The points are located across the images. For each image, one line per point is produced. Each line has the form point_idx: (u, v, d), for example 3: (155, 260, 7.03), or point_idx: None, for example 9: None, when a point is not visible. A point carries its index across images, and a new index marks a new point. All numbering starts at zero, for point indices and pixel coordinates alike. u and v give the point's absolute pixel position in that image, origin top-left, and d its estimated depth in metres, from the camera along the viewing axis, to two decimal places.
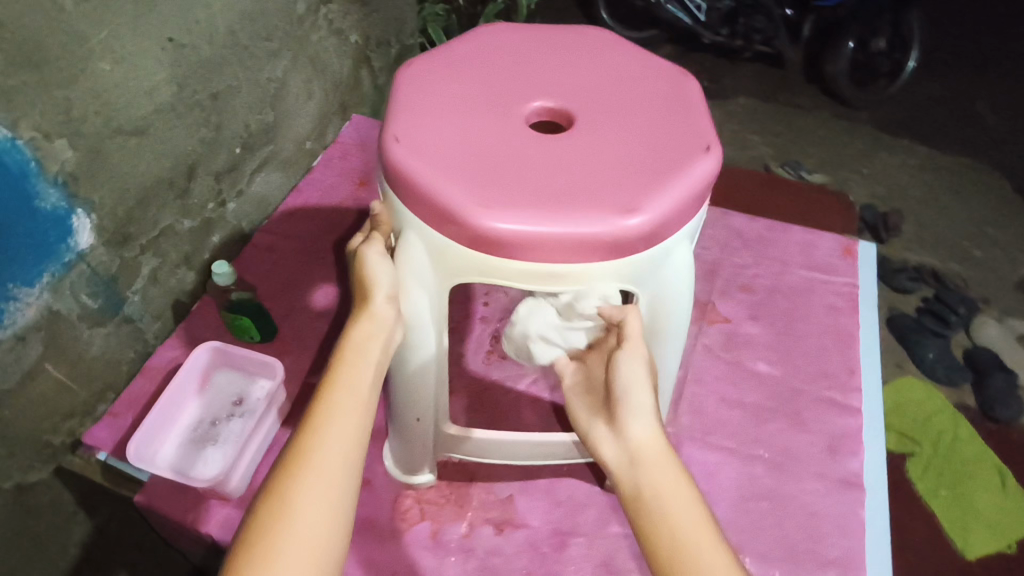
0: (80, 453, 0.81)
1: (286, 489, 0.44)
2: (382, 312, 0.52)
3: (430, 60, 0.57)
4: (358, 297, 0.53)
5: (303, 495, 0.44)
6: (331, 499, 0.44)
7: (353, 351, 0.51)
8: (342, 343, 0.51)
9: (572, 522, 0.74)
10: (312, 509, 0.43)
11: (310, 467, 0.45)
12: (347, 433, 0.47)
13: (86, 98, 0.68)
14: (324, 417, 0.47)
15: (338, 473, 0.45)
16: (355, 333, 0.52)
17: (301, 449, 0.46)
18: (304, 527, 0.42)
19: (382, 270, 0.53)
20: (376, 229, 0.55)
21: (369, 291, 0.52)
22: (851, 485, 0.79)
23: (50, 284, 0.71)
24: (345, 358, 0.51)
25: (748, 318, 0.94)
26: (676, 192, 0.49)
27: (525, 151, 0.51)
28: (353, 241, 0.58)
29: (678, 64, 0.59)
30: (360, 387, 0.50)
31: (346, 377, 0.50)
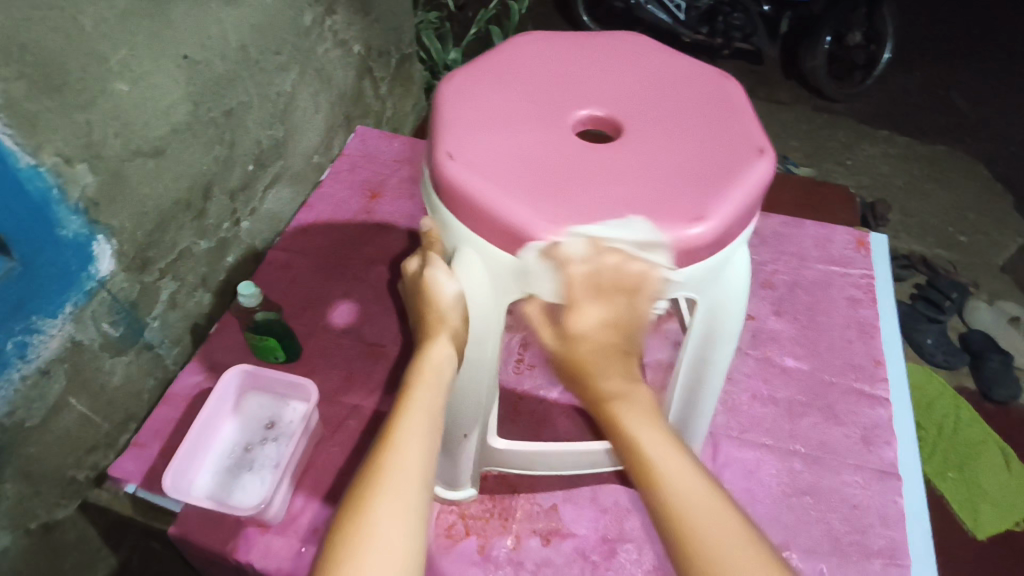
0: (107, 487, 0.78)
1: (363, 511, 0.41)
2: (456, 333, 0.53)
3: (470, 73, 0.56)
4: (427, 320, 0.53)
5: (380, 516, 0.41)
6: (409, 523, 0.42)
7: (430, 373, 0.50)
8: (416, 364, 0.51)
9: (619, 528, 0.74)
10: (393, 534, 0.41)
11: (387, 487, 0.43)
12: (423, 452, 0.46)
13: (106, 120, 0.66)
14: (399, 437, 0.46)
15: (414, 495, 0.43)
16: (431, 356, 0.51)
17: (377, 469, 0.44)
18: (384, 552, 0.40)
19: (451, 292, 0.52)
20: (432, 250, 0.55)
21: (442, 314, 0.53)
22: (888, 475, 0.80)
23: (73, 314, 0.69)
24: (422, 379, 0.50)
25: (772, 314, 0.95)
26: (738, 197, 0.49)
27: (582, 161, 0.50)
28: (406, 263, 0.57)
29: (718, 67, 0.59)
30: (434, 406, 0.49)
31: (424, 397, 0.49)
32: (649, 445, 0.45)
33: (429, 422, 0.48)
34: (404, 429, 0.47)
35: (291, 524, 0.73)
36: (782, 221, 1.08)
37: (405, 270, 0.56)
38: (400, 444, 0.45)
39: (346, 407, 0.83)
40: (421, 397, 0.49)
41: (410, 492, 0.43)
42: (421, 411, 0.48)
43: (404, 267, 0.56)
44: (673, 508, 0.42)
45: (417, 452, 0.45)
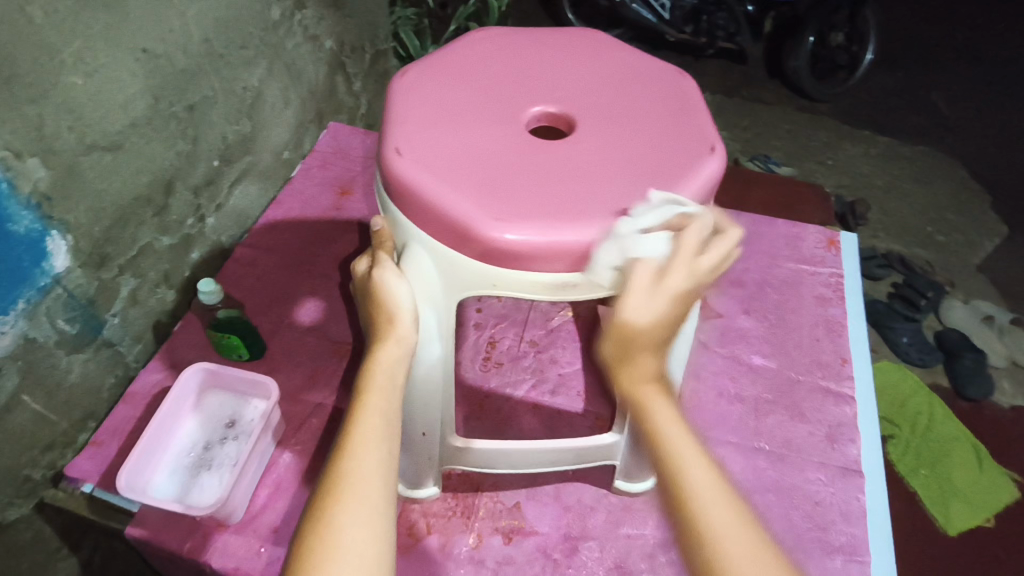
0: (63, 487, 0.77)
1: (326, 520, 0.41)
2: (407, 333, 0.50)
3: (425, 69, 0.56)
4: (376, 322, 0.51)
5: (344, 524, 0.41)
6: (374, 525, 0.41)
7: (382, 375, 0.48)
8: (366, 367, 0.49)
9: (581, 526, 0.74)
10: (358, 539, 0.40)
11: (348, 495, 0.42)
12: (381, 456, 0.44)
13: (59, 114, 0.65)
14: (355, 442, 0.45)
15: (378, 498, 0.42)
16: (382, 357, 0.49)
17: (335, 477, 0.43)
18: (351, 559, 0.39)
19: (401, 289, 0.50)
20: (382, 250, 0.53)
21: (391, 314, 0.50)
22: (851, 472, 0.80)
23: (26, 311, 0.68)
24: (374, 382, 0.48)
25: (741, 312, 0.95)
26: (687, 194, 0.49)
27: (532, 158, 0.50)
28: (356, 265, 0.55)
29: (675, 64, 0.59)
30: (390, 408, 0.47)
31: (377, 400, 0.47)
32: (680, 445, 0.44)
33: (385, 425, 0.46)
34: (360, 434, 0.45)
35: (250, 523, 0.72)
36: (754, 219, 1.08)
37: (354, 273, 0.54)
38: (357, 449, 0.44)
39: (310, 405, 0.83)
40: (374, 400, 0.47)
41: (372, 497, 0.42)
42: (376, 414, 0.46)
43: (355, 270, 0.55)
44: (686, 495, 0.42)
45: (376, 456, 0.44)
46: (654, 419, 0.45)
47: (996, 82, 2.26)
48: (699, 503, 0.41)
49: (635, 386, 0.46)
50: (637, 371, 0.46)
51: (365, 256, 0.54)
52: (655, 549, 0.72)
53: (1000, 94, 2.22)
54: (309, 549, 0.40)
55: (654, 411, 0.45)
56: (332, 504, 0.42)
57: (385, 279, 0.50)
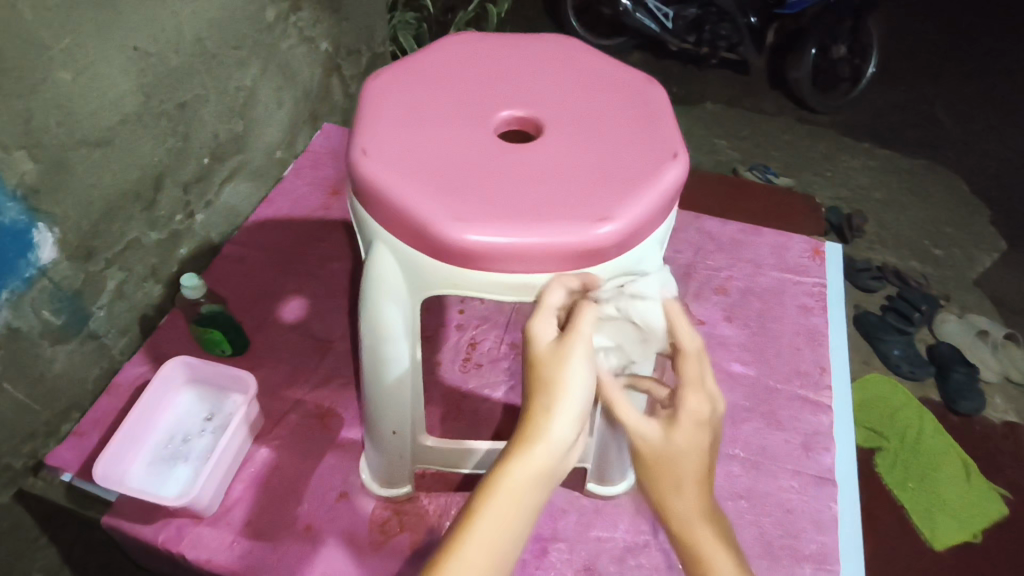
0: (43, 475, 0.78)
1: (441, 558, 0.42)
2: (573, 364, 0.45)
3: (397, 72, 0.57)
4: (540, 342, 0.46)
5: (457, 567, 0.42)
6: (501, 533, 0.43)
7: (543, 412, 0.45)
8: (538, 394, 0.45)
9: (553, 528, 0.74)
10: (486, 539, 0.42)
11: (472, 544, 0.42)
12: (517, 511, 0.43)
13: (47, 109, 0.66)
14: (498, 486, 0.43)
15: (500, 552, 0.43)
16: (545, 388, 0.45)
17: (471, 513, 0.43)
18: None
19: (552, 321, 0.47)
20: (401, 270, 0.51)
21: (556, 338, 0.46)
22: (825, 481, 0.80)
23: (10, 301, 0.69)
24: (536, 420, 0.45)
25: (723, 320, 0.96)
26: (648, 199, 0.49)
27: (497, 161, 0.51)
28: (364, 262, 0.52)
29: (644, 71, 0.60)
30: (551, 456, 0.44)
31: (535, 445, 0.44)
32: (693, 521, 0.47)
33: (541, 477, 0.44)
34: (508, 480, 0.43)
35: (224, 516, 0.73)
36: (741, 228, 1.09)
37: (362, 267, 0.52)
38: (495, 496, 0.43)
39: (289, 401, 0.83)
40: (535, 439, 0.44)
41: (495, 552, 0.42)
42: (533, 461, 0.44)
43: (531, 325, 0.47)
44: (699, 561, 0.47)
45: (513, 509, 0.43)
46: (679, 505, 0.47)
47: (998, 97, 2.26)
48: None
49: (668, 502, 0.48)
50: (684, 504, 0.47)
51: (559, 285, 0.48)
52: (624, 553, 0.73)
53: (999, 110, 2.22)
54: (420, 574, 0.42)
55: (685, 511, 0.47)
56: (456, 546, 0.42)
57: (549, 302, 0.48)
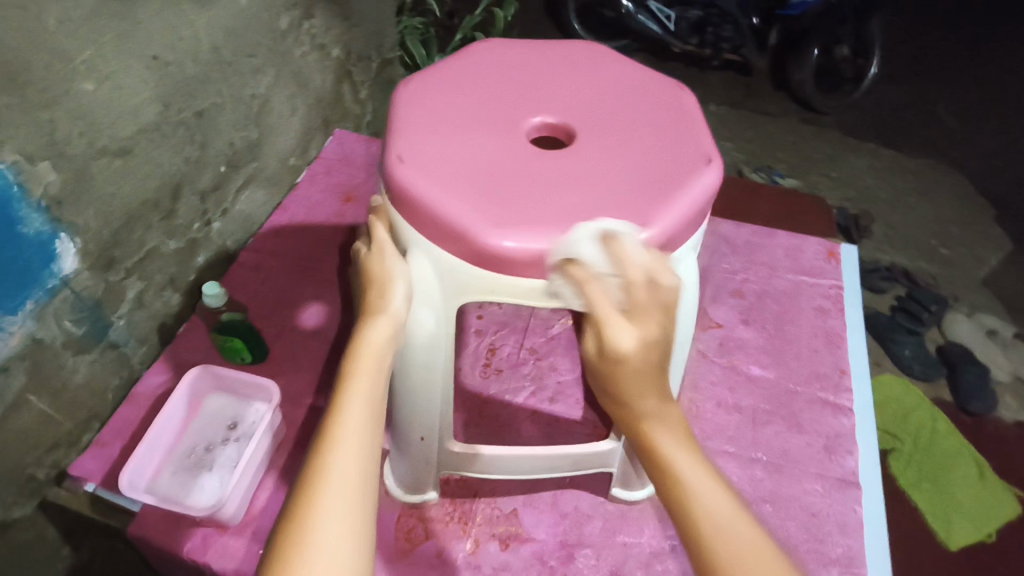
0: (66, 486, 0.78)
1: (301, 518, 0.40)
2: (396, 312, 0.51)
3: (428, 79, 0.57)
4: (368, 302, 0.51)
5: (323, 521, 0.40)
6: (348, 501, 0.41)
7: (367, 360, 0.49)
8: (355, 350, 0.49)
9: (578, 534, 0.74)
10: (334, 512, 0.41)
11: (328, 493, 0.41)
12: (361, 451, 0.44)
13: (70, 119, 0.66)
14: (337, 435, 0.44)
15: (357, 492, 0.42)
16: (369, 339, 0.50)
17: (315, 473, 0.42)
18: (327, 565, 0.39)
19: (398, 272, 0.52)
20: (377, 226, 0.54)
21: (381, 290, 0.52)
22: (848, 483, 0.80)
23: (34, 312, 0.69)
24: (360, 369, 0.48)
25: (740, 323, 0.95)
26: (685, 204, 0.49)
27: (532, 167, 0.51)
28: (354, 246, 0.56)
29: (674, 78, 0.60)
30: (375, 398, 0.47)
31: (361, 389, 0.47)
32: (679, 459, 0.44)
33: (370, 415, 0.46)
34: (342, 427, 0.45)
35: (249, 525, 0.73)
36: (755, 230, 1.09)
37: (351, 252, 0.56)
38: (339, 445, 0.44)
39: (311, 409, 0.83)
40: (360, 387, 0.47)
41: (353, 493, 0.42)
42: (360, 404, 0.46)
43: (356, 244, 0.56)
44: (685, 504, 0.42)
45: (359, 452, 0.44)
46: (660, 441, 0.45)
47: (1001, 96, 2.27)
48: (722, 551, 0.40)
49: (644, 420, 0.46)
50: (654, 420, 0.45)
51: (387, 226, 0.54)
52: (651, 558, 0.72)
53: (1002, 109, 2.22)
54: (286, 550, 0.39)
55: (654, 424, 0.45)
56: (309, 503, 0.41)
57: (383, 255, 0.53)
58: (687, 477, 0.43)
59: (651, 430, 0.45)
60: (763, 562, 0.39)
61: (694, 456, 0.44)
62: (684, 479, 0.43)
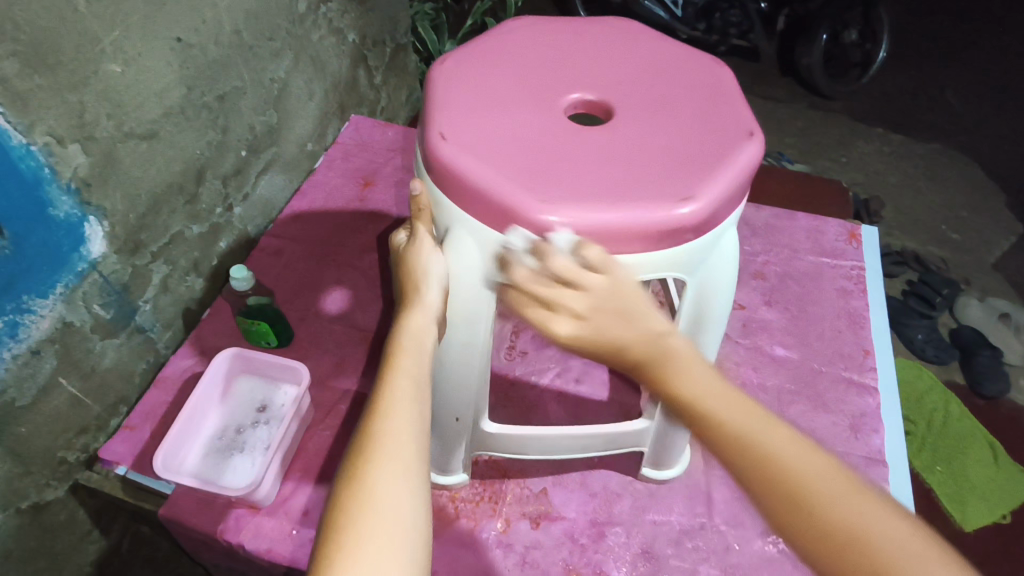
0: (97, 469, 0.79)
1: (360, 478, 0.41)
2: (435, 302, 0.51)
3: (465, 56, 0.56)
4: (406, 293, 0.52)
5: (381, 479, 0.41)
6: (402, 475, 0.41)
7: (409, 341, 0.49)
8: (396, 336, 0.49)
9: (608, 512, 0.74)
10: (388, 488, 0.40)
11: (383, 455, 0.42)
12: (412, 417, 0.44)
13: (99, 100, 0.66)
14: (388, 403, 0.44)
15: (412, 455, 0.42)
16: (409, 323, 0.50)
17: (368, 437, 0.43)
18: (386, 522, 0.39)
19: (435, 263, 0.52)
20: (419, 221, 0.54)
21: (419, 282, 0.52)
22: (875, 461, 0.80)
23: (64, 296, 0.69)
24: (404, 348, 0.49)
25: (763, 304, 0.95)
26: (728, 178, 0.49)
27: (573, 143, 0.50)
28: (394, 238, 0.57)
29: (709, 53, 0.59)
30: (419, 375, 0.47)
31: (406, 364, 0.47)
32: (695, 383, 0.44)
33: (415, 388, 0.46)
34: (391, 396, 0.45)
35: (280, 506, 0.73)
36: (774, 212, 1.08)
37: (391, 244, 0.56)
38: (391, 411, 0.44)
39: (337, 391, 0.84)
40: (405, 364, 0.47)
41: (407, 458, 0.42)
42: (407, 378, 0.46)
43: (392, 237, 0.57)
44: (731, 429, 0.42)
45: (409, 419, 0.44)
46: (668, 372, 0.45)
47: (1012, 79, 2.25)
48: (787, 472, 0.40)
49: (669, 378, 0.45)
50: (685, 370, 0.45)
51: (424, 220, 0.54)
52: (681, 535, 0.73)
53: (1013, 92, 2.21)
54: (346, 509, 0.39)
55: (687, 369, 0.45)
56: (366, 464, 0.41)
57: (421, 249, 0.53)
58: (723, 411, 0.43)
59: (685, 377, 0.45)
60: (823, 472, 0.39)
61: (722, 384, 0.44)
62: (722, 413, 0.43)
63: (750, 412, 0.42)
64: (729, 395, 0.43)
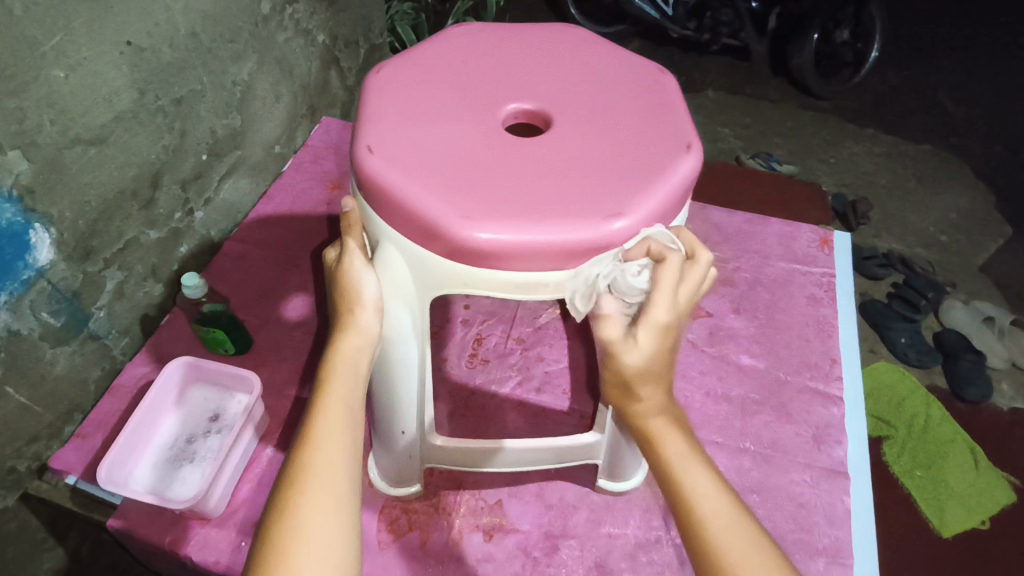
0: (47, 478, 0.77)
1: (287, 508, 0.42)
2: (368, 323, 0.51)
3: (401, 64, 0.55)
4: (338, 311, 0.51)
5: (311, 510, 0.42)
6: (331, 504, 0.43)
7: (344, 365, 0.49)
8: (328, 359, 0.50)
9: (562, 525, 0.73)
10: (317, 517, 0.42)
11: (313, 485, 0.43)
12: (346, 444, 0.46)
13: (41, 107, 0.65)
14: (319, 433, 0.46)
15: (341, 481, 0.44)
16: (342, 346, 0.50)
17: (299, 469, 0.44)
18: (316, 553, 0.41)
19: (368, 281, 0.51)
20: (349, 236, 0.52)
21: (352, 302, 0.50)
22: (837, 473, 0.80)
23: (9, 304, 0.68)
24: (336, 374, 0.49)
25: (730, 312, 0.94)
26: (662, 192, 0.48)
27: (505, 156, 0.49)
28: (325, 253, 0.55)
29: (654, 60, 0.58)
30: (351, 401, 0.48)
31: (339, 392, 0.48)
32: (682, 465, 0.46)
33: (347, 416, 0.48)
34: (323, 427, 0.46)
35: (230, 517, 0.73)
36: (747, 218, 1.07)
37: (323, 260, 0.55)
38: (321, 440, 0.46)
39: (294, 400, 0.83)
40: (338, 389, 0.48)
41: (336, 484, 0.44)
42: (338, 405, 0.48)
43: (325, 252, 0.55)
44: (690, 510, 0.44)
45: (339, 449, 0.46)
46: (660, 433, 0.48)
47: (1003, 80, 2.24)
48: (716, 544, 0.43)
49: (646, 420, 0.48)
50: (649, 405, 0.48)
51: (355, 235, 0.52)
52: (636, 549, 0.72)
53: (1003, 94, 2.19)
54: (277, 544, 0.41)
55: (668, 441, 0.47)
56: (296, 495, 0.43)
57: (352, 266, 0.51)
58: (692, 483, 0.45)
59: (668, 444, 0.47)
60: (737, 537, 0.43)
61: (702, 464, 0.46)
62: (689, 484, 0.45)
63: (731, 514, 0.44)
64: (702, 475, 0.45)
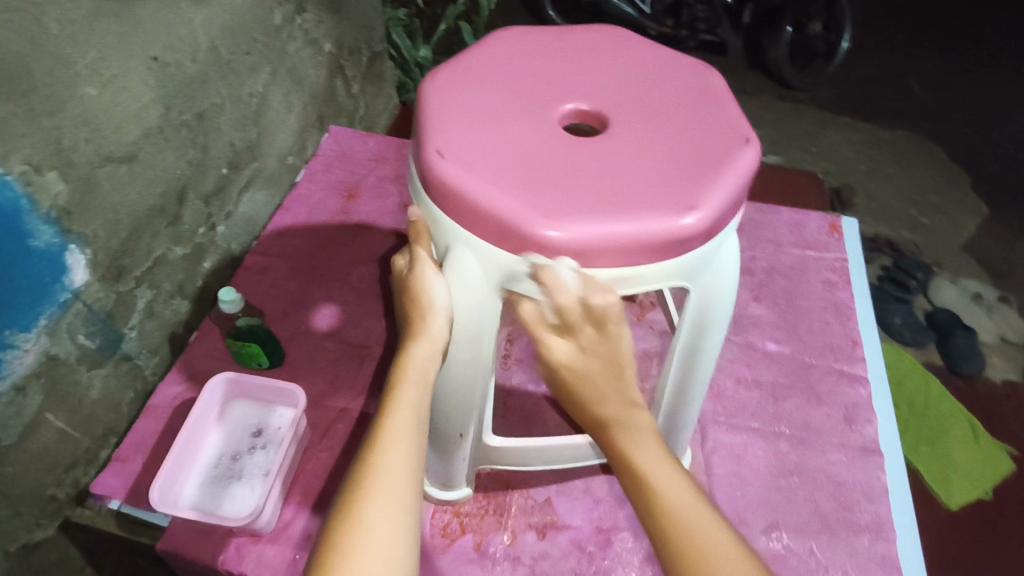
0: (89, 504, 0.76)
1: (355, 509, 0.43)
2: (441, 329, 0.52)
3: (456, 69, 0.56)
4: (411, 317, 0.52)
5: (376, 511, 0.43)
6: (395, 509, 0.44)
7: (415, 371, 0.51)
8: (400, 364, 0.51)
9: (612, 518, 0.74)
10: (381, 520, 0.43)
11: (380, 487, 0.44)
12: (411, 450, 0.47)
13: (76, 126, 0.64)
14: (388, 438, 0.47)
15: (405, 489, 0.45)
16: (416, 353, 0.51)
17: (368, 471, 0.45)
18: (376, 552, 0.42)
19: (438, 288, 0.52)
20: (418, 245, 0.53)
21: (425, 310, 0.52)
22: (870, 451, 0.82)
23: (47, 328, 0.67)
24: (407, 378, 0.50)
25: (752, 300, 0.97)
26: (727, 185, 0.50)
27: (572, 156, 0.50)
28: (394, 261, 0.56)
29: (697, 57, 0.60)
30: (419, 406, 0.50)
31: (408, 396, 0.50)
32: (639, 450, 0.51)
33: (415, 423, 0.49)
34: (391, 428, 0.48)
35: (283, 532, 0.72)
36: (757, 208, 1.10)
37: (393, 267, 0.56)
38: (390, 445, 0.47)
39: (334, 410, 0.82)
40: (407, 395, 0.50)
41: (401, 490, 0.45)
42: (408, 411, 0.49)
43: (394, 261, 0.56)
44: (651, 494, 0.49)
45: (406, 452, 0.47)
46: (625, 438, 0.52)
47: (972, 65, 2.31)
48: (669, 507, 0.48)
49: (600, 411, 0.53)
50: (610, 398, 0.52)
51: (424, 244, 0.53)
52: None
53: (973, 77, 2.27)
54: (341, 542, 0.42)
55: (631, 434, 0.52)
56: (363, 493, 0.44)
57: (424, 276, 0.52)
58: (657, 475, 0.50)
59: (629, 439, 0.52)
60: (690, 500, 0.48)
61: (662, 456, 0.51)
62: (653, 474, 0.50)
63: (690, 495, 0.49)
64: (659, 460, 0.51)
